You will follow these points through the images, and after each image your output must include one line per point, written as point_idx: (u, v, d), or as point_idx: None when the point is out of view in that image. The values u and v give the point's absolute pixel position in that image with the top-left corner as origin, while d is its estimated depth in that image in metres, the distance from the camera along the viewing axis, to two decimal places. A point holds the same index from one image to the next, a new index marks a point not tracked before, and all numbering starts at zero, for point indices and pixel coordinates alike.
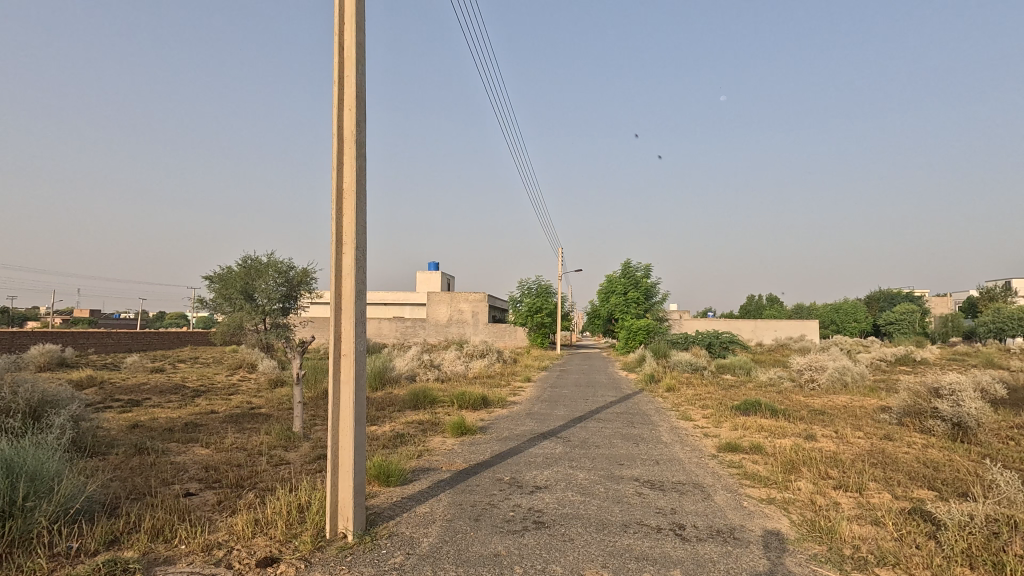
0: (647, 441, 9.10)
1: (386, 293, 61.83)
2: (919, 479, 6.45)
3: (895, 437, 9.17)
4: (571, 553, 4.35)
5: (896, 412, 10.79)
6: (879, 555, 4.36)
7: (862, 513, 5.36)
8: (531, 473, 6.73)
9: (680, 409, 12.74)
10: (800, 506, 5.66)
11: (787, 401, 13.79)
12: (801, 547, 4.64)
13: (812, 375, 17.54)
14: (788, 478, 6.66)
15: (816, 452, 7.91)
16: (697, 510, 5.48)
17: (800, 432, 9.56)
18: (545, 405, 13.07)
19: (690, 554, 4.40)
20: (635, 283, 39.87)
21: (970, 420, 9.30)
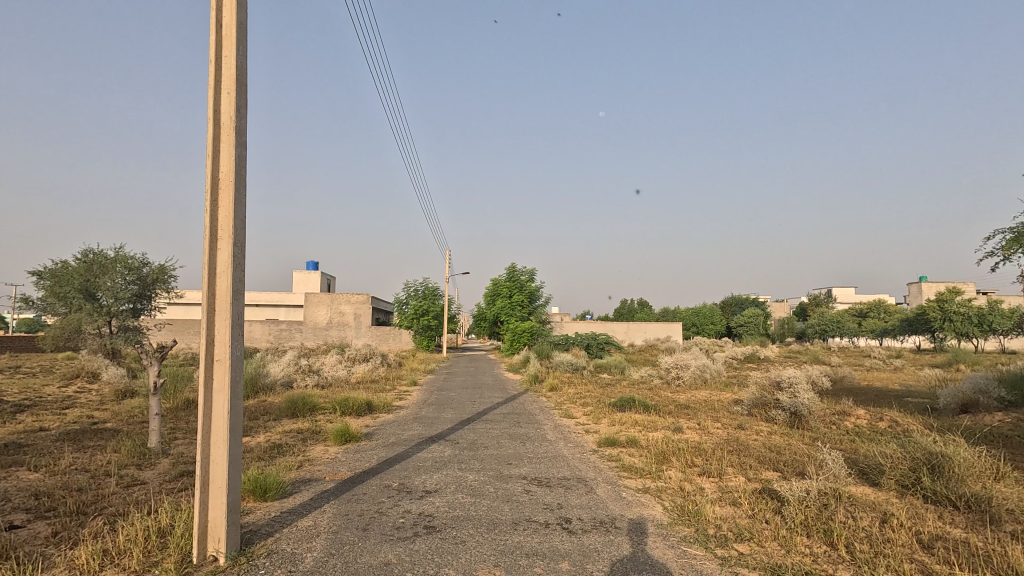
0: (533, 439, 9.39)
1: (258, 294, 57.44)
2: (766, 461, 7.33)
3: (746, 426, 10.37)
4: (464, 555, 4.35)
5: (747, 404, 12.17)
6: (737, 531, 4.91)
7: (723, 495, 5.99)
8: (420, 478, 6.64)
9: (563, 408, 13.28)
10: (671, 493, 6.18)
11: (657, 397, 14.95)
12: (673, 529, 5.08)
13: (678, 373, 19.21)
14: (660, 467, 7.25)
15: (684, 443, 8.68)
16: (582, 503, 5.75)
17: (669, 425, 10.45)
18: (432, 409, 12.95)
19: (577, 546, 4.61)
20: (520, 286, 41.01)
21: (804, 408, 10.78)
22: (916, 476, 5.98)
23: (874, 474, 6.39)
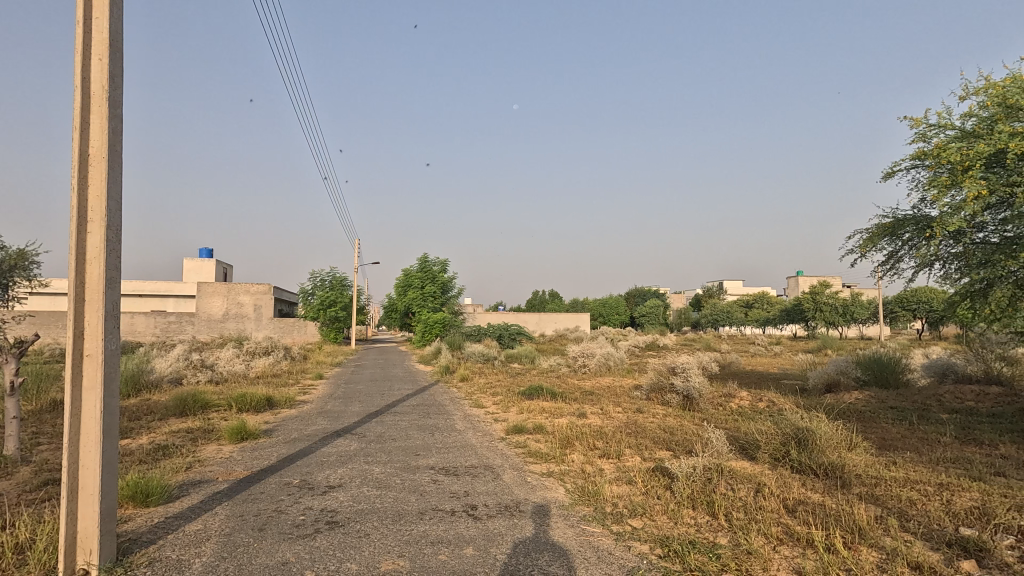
0: (442, 429, 9.40)
1: (142, 283, 52.33)
2: (660, 442, 7.88)
3: (644, 410, 11.05)
4: (367, 548, 4.29)
5: (646, 389, 12.95)
6: (631, 507, 5.25)
7: (620, 474, 6.36)
8: (323, 473, 6.43)
9: (473, 398, 13.38)
10: (573, 475, 6.47)
11: (564, 384, 15.49)
12: (574, 510, 5.33)
13: (585, 361, 20.00)
14: (564, 452, 7.55)
15: (587, 427, 9.09)
16: (488, 490, 5.87)
17: (574, 411, 10.89)
18: (338, 402, 12.53)
19: (481, 531, 4.71)
20: (433, 277, 40.59)
21: (695, 392, 11.66)
22: (785, 450, 6.69)
23: (751, 449, 7.07)
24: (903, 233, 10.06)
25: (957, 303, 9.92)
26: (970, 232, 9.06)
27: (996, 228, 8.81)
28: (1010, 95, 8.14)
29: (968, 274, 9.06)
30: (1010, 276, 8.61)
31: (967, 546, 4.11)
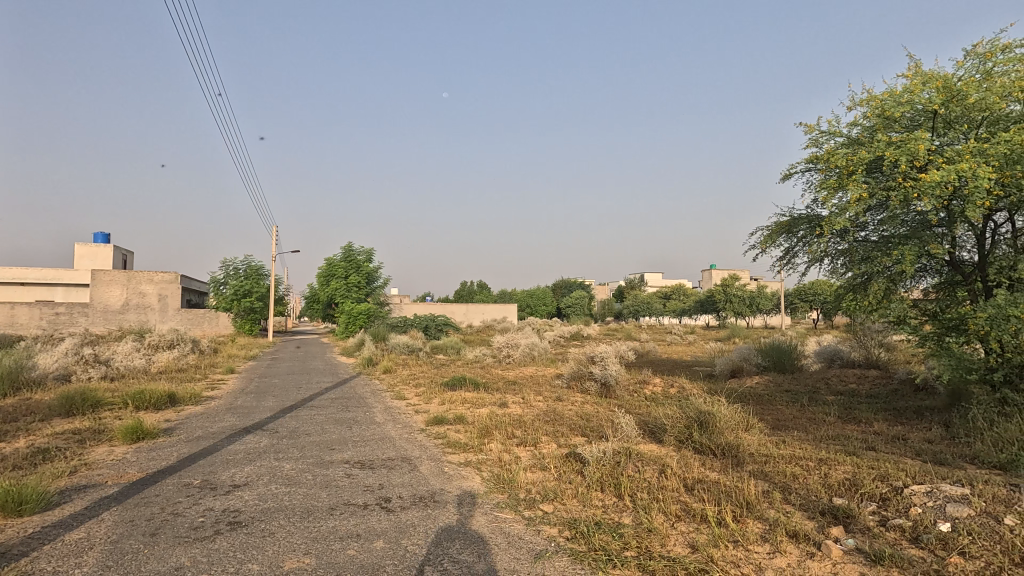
0: (360, 423, 9.20)
1: (24, 270, 47.07)
2: (575, 428, 8.14)
3: (564, 398, 11.36)
4: (271, 547, 4.14)
5: (566, 378, 13.31)
6: (544, 493, 5.41)
7: (536, 461, 6.52)
8: (228, 472, 6.12)
9: (395, 390, 13.19)
10: (490, 464, 6.56)
11: (487, 375, 15.59)
12: (489, 498, 5.41)
13: (509, 351, 20.22)
14: (482, 441, 7.62)
15: (507, 417, 9.22)
16: (403, 481, 5.82)
17: (496, 401, 11.00)
18: (250, 397, 11.94)
19: (393, 523, 4.67)
20: (357, 267, 39.44)
21: (612, 379, 12.14)
22: (689, 432, 7.11)
23: (659, 432, 7.46)
24: (797, 230, 10.95)
25: (842, 295, 10.92)
26: (854, 231, 9.98)
27: (875, 228, 9.76)
28: (888, 108, 9.00)
29: (851, 269, 10.01)
30: (886, 271, 9.59)
31: (837, 514, 4.58)
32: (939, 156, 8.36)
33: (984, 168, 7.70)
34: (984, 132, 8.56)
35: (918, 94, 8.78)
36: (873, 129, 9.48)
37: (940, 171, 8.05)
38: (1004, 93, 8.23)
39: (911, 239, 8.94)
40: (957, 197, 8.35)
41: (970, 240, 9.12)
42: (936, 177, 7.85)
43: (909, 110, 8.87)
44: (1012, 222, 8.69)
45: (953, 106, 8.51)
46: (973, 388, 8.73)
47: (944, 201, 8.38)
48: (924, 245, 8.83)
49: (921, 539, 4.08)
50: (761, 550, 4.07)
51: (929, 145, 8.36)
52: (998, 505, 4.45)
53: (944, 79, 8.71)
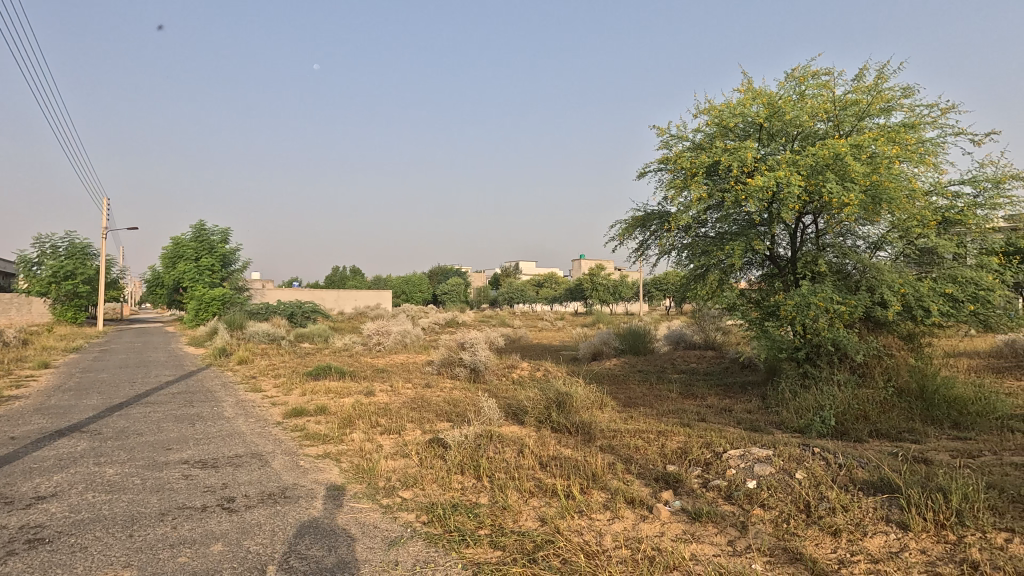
0: (206, 418, 8.39)
1: None
2: (441, 414, 8.17)
3: (433, 384, 11.34)
4: (82, 564, 3.64)
5: (437, 364, 13.30)
6: (403, 480, 5.36)
7: (398, 449, 6.44)
8: (32, 482, 5.25)
9: (250, 382, 12.22)
10: (350, 455, 6.35)
11: (355, 363, 15.02)
12: (346, 489, 5.24)
13: (380, 339, 19.66)
14: (343, 432, 7.35)
15: (372, 405, 8.99)
16: (250, 479, 5.43)
17: (362, 390, 10.66)
18: (68, 396, 10.32)
19: (236, 524, 4.35)
20: (210, 248, 35.74)
21: (481, 365, 12.37)
22: (548, 413, 7.47)
23: (521, 414, 7.75)
24: (650, 225, 11.92)
25: (685, 285, 12.11)
26: (695, 227, 11.07)
27: (712, 225, 10.91)
28: (725, 117, 10.09)
29: (693, 261, 11.15)
30: (721, 264, 10.82)
31: (669, 480, 5.12)
32: (763, 163, 9.58)
33: (796, 176, 8.96)
34: (797, 144, 9.96)
35: (748, 108, 9.96)
36: (713, 135, 10.58)
37: (762, 177, 9.22)
38: (813, 113, 9.64)
39: (740, 236, 10.17)
40: (775, 200, 9.65)
41: (785, 238, 10.58)
42: (760, 182, 8.99)
43: (741, 121, 10.04)
44: (816, 223, 10.23)
45: (774, 120, 9.78)
46: (783, 364, 10.22)
47: (765, 203, 9.63)
48: (750, 241, 10.09)
49: (733, 496, 4.71)
50: (602, 517, 4.43)
51: (755, 154, 9.53)
52: (791, 462, 5.28)
53: (768, 96, 9.97)
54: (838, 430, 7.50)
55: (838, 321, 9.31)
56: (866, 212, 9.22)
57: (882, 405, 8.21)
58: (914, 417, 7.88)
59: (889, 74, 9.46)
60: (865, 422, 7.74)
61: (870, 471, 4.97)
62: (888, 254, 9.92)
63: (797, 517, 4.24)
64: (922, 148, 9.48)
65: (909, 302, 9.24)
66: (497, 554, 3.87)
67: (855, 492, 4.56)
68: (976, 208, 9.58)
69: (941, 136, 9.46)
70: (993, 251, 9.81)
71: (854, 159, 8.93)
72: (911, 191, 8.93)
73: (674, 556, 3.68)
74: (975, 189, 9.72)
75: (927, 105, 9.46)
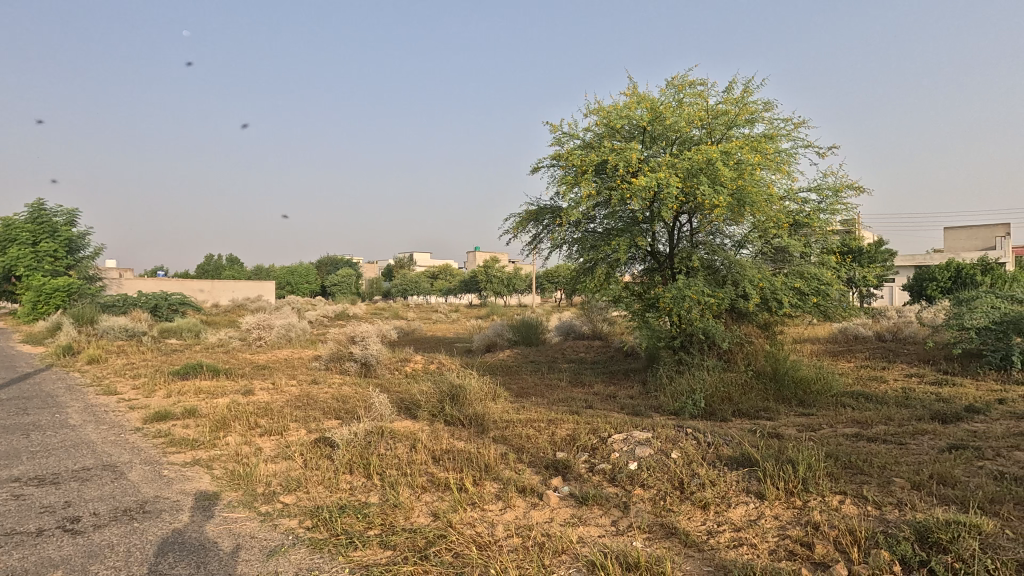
0: (45, 427, 7.27)
1: None
2: (328, 411, 7.78)
3: (320, 381, 10.77)
4: None
5: (324, 359, 12.64)
6: (285, 484, 5.02)
7: (280, 451, 6.02)
8: None
9: (102, 383, 10.78)
10: (224, 460, 5.83)
11: (231, 360, 13.82)
12: (218, 497, 4.80)
13: (260, 334, 18.28)
14: (216, 435, 6.73)
15: (250, 405, 8.33)
16: (101, 495, 4.78)
17: (239, 389, 9.84)
18: None
19: (82, 547, 3.81)
20: (51, 231, 31.01)
21: (373, 359, 11.96)
22: (441, 406, 7.40)
23: (413, 408, 7.60)
24: (543, 219, 12.22)
25: (575, 278, 12.56)
26: (584, 223, 11.51)
27: (600, 221, 11.41)
28: (612, 119, 10.59)
29: (582, 256, 11.61)
30: (607, 258, 11.38)
31: (558, 466, 5.29)
32: (645, 164, 10.19)
33: (674, 178, 9.64)
34: (676, 148, 10.71)
35: (633, 111, 10.54)
36: (601, 135, 11.07)
37: (645, 177, 9.82)
38: (689, 119, 10.41)
39: (624, 232, 10.77)
40: (656, 200, 10.32)
41: (664, 235, 11.36)
42: (643, 182, 9.57)
43: (627, 122, 10.60)
44: (691, 222, 11.10)
45: (656, 124, 10.45)
46: (661, 352, 11.00)
47: (648, 202, 10.27)
48: (633, 238, 10.73)
49: (616, 478, 4.98)
50: (494, 508, 4.47)
51: (639, 155, 10.11)
52: (668, 442, 5.70)
53: (651, 101, 10.62)
54: (707, 411, 8.23)
55: (708, 312, 10.21)
56: (732, 213, 10.17)
57: (743, 386, 9.14)
58: (769, 396, 8.87)
59: (752, 89, 10.47)
60: (729, 402, 8.57)
61: (733, 447, 5.50)
62: (749, 252, 11.03)
63: (673, 494, 4.59)
64: (778, 157, 10.62)
65: (766, 295, 10.36)
66: (386, 554, 3.76)
67: (721, 468, 5.02)
68: (820, 212, 10.93)
69: (793, 148, 10.67)
70: (832, 251, 11.29)
71: (723, 164, 9.79)
72: (769, 196, 9.99)
73: (563, 541, 3.80)
74: (818, 196, 11.09)
75: (783, 120, 10.61)
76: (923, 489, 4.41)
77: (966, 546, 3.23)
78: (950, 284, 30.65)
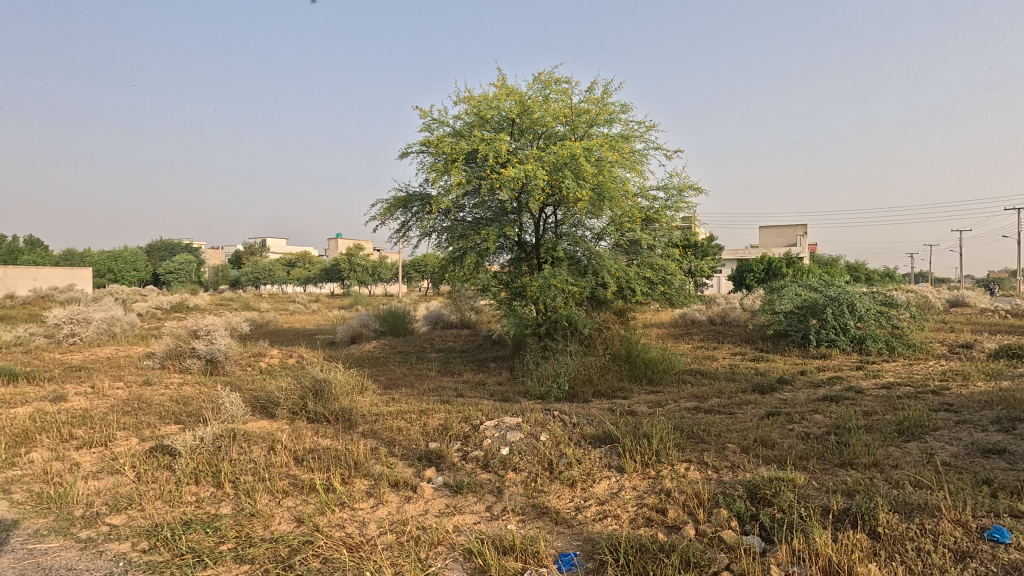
0: None
1: None
2: (166, 416, 6.85)
3: (154, 381, 9.45)
4: None
5: (159, 356, 11.10)
6: (113, 503, 4.32)
7: (104, 465, 5.16)
8: None
9: None
10: (27, 482, 4.85)
11: (33, 362, 11.55)
12: (21, 527, 3.98)
13: (73, 330, 15.51)
14: (16, 453, 5.58)
15: (62, 413, 7.03)
16: None
17: (46, 395, 8.26)
18: None
19: None
20: None
21: (220, 354, 10.77)
22: (302, 403, 6.91)
23: (271, 407, 6.98)
24: (411, 206, 11.91)
25: (443, 267, 12.48)
26: (454, 211, 11.43)
27: (469, 210, 11.42)
28: (482, 109, 10.63)
29: (452, 244, 11.54)
30: (477, 248, 11.46)
31: (431, 458, 5.22)
32: (514, 156, 10.39)
33: (541, 170, 9.96)
34: (542, 142, 11.07)
35: (502, 103, 10.67)
36: (471, 124, 11.08)
37: (514, 169, 10.02)
38: (555, 115, 10.79)
39: (493, 222, 10.92)
40: (523, 191, 10.59)
41: (530, 226, 11.71)
42: (512, 173, 9.75)
43: (496, 114, 10.71)
44: (555, 215, 11.59)
45: (524, 117, 10.69)
46: (528, 339, 11.39)
47: (516, 193, 10.50)
48: (502, 228, 10.93)
49: (489, 464, 5.04)
50: (365, 506, 4.28)
51: (507, 146, 10.27)
52: (537, 426, 5.90)
53: (519, 95, 10.83)
54: (570, 393, 8.69)
55: (571, 300, 10.78)
56: (593, 207, 10.80)
57: (601, 368, 9.80)
58: (623, 377, 9.63)
59: (611, 91, 11.15)
60: (590, 384, 9.13)
61: (596, 426, 5.87)
62: (607, 244, 11.81)
63: (543, 475, 4.77)
64: (633, 156, 11.48)
65: (621, 284, 11.20)
66: (243, 570, 3.41)
67: (585, 446, 5.33)
68: (666, 209, 12.04)
69: (645, 149, 11.59)
70: (675, 244, 12.51)
71: (586, 161, 10.31)
72: (625, 192, 10.74)
73: (439, 532, 3.76)
74: (665, 195, 12.20)
75: (637, 122, 11.45)
76: (750, 451, 5.09)
77: (785, 498, 3.79)
78: (763, 275, 35.70)
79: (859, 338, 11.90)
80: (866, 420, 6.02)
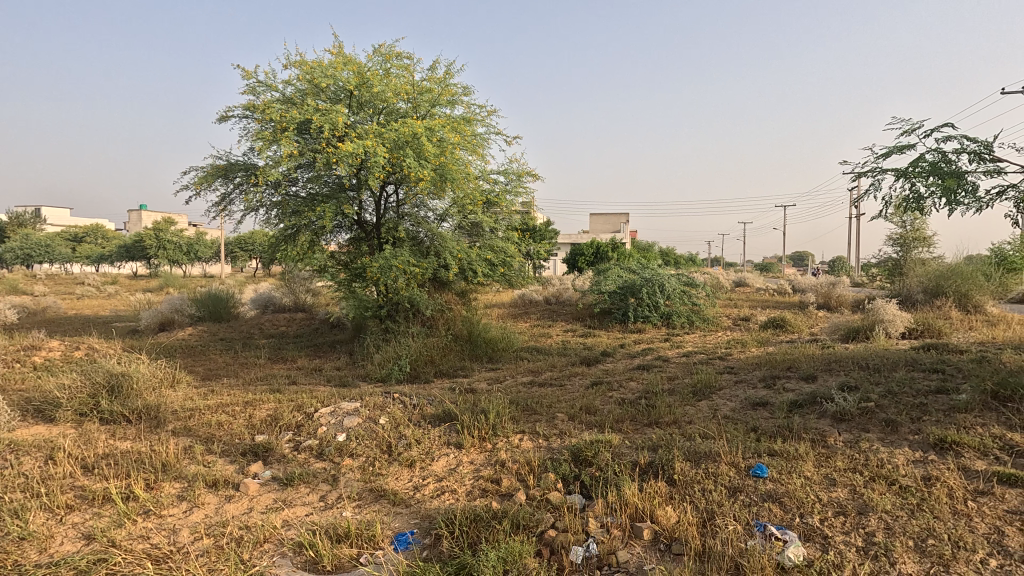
0: None
1: None
2: None
3: None
4: None
5: None
6: None
7: None
8: None
9: None
10: None
11: None
12: None
13: None
14: None
15: None
16: None
17: None
18: None
19: None
20: None
21: None
22: (94, 403, 5.90)
23: (49, 409, 5.84)
24: (234, 176, 10.70)
25: (273, 245, 11.48)
26: (285, 184, 10.51)
27: (303, 184, 10.60)
28: (316, 76, 9.92)
29: (283, 221, 10.65)
30: (311, 225, 10.72)
31: (257, 451, 4.83)
32: (352, 130, 9.87)
33: (381, 147, 9.61)
34: (383, 118, 10.68)
35: (339, 72, 10.05)
36: (305, 92, 10.29)
37: (352, 143, 9.53)
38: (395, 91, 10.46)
39: (330, 199, 10.30)
40: (363, 167, 10.13)
41: (371, 204, 11.26)
42: (350, 148, 9.26)
43: (332, 83, 10.07)
44: (396, 194, 11.28)
45: (363, 90, 10.23)
46: (368, 322, 11.03)
47: (354, 168, 10.00)
48: (340, 205, 10.35)
49: (324, 452, 4.83)
50: (176, 512, 3.83)
51: (344, 119, 9.73)
52: (376, 410, 5.79)
53: (358, 65, 10.29)
54: (412, 375, 8.67)
55: (413, 281, 10.65)
56: (436, 187, 10.73)
57: (443, 349, 9.90)
58: (465, 356, 9.86)
59: (453, 72, 11.13)
60: (431, 364, 9.19)
61: (435, 406, 5.94)
62: (450, 225, 11.85)
63: (381, 458, 4.71)
64: (474, 139, 11.64)
65: (463, 265, 11.38)
66: None
67: (425, 426, 5.38)
68: (507, 193, 12.43)
69: (486, 133, 11.80)
70: (515, 227, 13.01)
71: (427, 140, 10.17)
72: (466, 174, 10.83)
73: (265, 529, 3.51)
74: (505, 179, 12.58)
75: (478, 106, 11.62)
76: (576, 419, 5.58)
77: (603, 456, 4.24)
78: (593, 258, 38.83)
79: (667, 314, 13.65)
80: (669, 385, 6.95)
